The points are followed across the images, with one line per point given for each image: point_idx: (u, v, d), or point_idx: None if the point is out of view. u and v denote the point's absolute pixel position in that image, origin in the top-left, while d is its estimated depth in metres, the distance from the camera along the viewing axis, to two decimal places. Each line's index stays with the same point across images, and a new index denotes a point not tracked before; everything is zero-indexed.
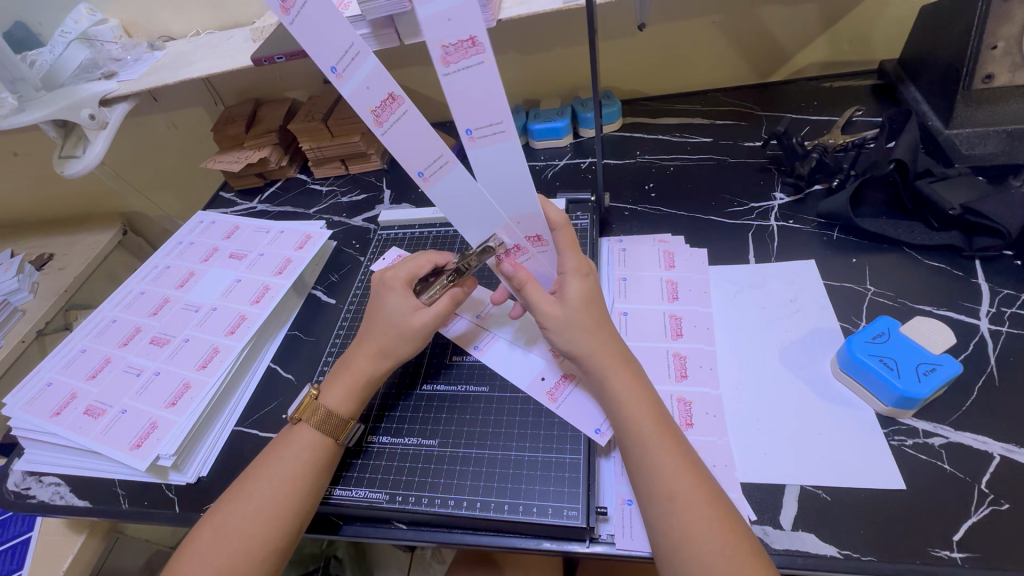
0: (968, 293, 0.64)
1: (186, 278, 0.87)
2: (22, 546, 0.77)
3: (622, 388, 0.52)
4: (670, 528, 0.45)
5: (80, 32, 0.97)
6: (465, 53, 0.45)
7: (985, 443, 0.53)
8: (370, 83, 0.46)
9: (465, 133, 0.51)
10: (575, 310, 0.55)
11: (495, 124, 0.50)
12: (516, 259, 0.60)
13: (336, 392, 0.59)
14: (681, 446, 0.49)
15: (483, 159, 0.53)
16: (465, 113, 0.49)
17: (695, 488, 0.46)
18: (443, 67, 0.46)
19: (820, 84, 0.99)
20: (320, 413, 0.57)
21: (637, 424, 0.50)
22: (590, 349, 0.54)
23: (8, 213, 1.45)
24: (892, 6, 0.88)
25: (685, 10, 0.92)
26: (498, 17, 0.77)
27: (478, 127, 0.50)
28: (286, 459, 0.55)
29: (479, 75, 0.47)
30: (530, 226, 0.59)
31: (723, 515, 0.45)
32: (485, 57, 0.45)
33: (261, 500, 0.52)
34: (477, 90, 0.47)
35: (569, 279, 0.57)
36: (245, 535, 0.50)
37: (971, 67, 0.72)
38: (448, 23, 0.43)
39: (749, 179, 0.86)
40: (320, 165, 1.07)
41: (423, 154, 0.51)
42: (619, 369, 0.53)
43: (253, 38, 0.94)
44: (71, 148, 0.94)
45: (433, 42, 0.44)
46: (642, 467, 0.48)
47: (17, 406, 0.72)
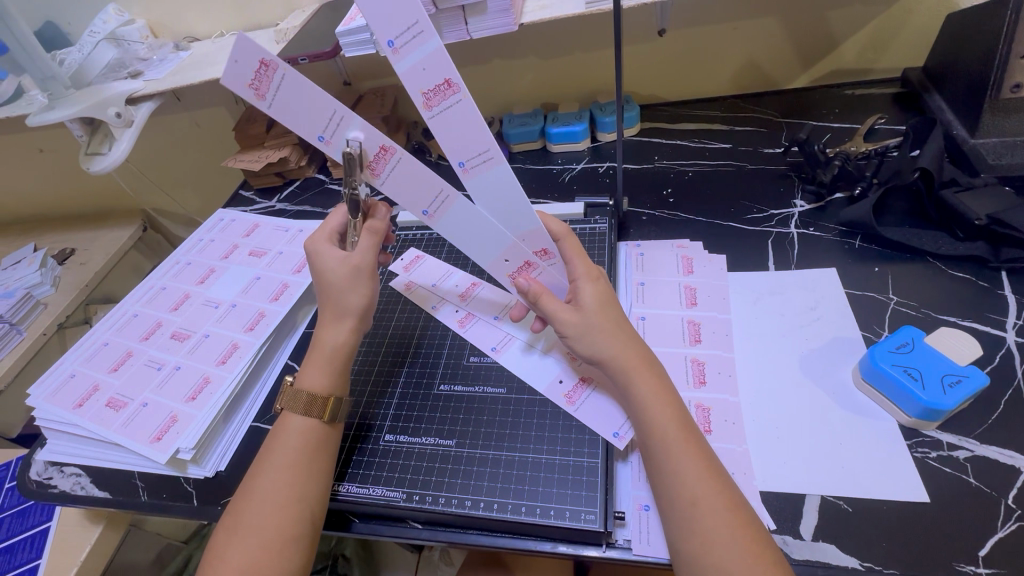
0: (994, 304, 0.64)
1: (207, 275, 0.88)
2: (41, 536, 0.78)
3: (647, 389, 0.52)
4: (691, 533, 0.45)
5: (108, 33, 1.00)
6: (444, 94, 0.51)
7: (1012, 457, 0.52)
8: (360, 143, 0.55)
9: (459, 166, 0.56)
10: (592, 313, 0.55)
11: (481, 153, 0.55)
12: (529, 275, 0.62)
13: (311, 374, 0.59)
14: (702, 450, 0.49)
15: (484, 184, 0.57)
16: (453, 148, 0.54)
17: (716, 493, 0.46)
18: (428, 111, 0.52)
19: (842, 91, 0.98)
20: (301, 397, 0.58)
21: (660, 428, 0.50)
22: (613, 351, 0.53)
23: (33, 208, 1.48)
24: (916, 13, 0.88)
25: (707, 15, 0.92)
26: (520, 20, 0.77)
27: (468, 159, 0.55)
28: (300, 449, 0.56)
29: (460, 113, 0.52)
30: (536, 240, 0.61)
31: (745, 522, 0.45)
32: (461, 93, 0.50)
33: (281, 492, 0.52)
34: (460, 127, 0.53)
35: (581, 284, 0.58)
36: (271, 526, 0.51)
37: (999, 76, 0.71)
38: (423, 73, 0.49)
39: (769, 185, 0.85)
40: (338, 165, 1.08)
41: (425, 195, 0.58)
42: (644, 371, 0.53)
43: (277, 40, 0.96)
44: (98, 146, 0.95)
45: (414, 91, 0.50)
46: (664, 471, 0.48)
47: (40, 397, 0.73)
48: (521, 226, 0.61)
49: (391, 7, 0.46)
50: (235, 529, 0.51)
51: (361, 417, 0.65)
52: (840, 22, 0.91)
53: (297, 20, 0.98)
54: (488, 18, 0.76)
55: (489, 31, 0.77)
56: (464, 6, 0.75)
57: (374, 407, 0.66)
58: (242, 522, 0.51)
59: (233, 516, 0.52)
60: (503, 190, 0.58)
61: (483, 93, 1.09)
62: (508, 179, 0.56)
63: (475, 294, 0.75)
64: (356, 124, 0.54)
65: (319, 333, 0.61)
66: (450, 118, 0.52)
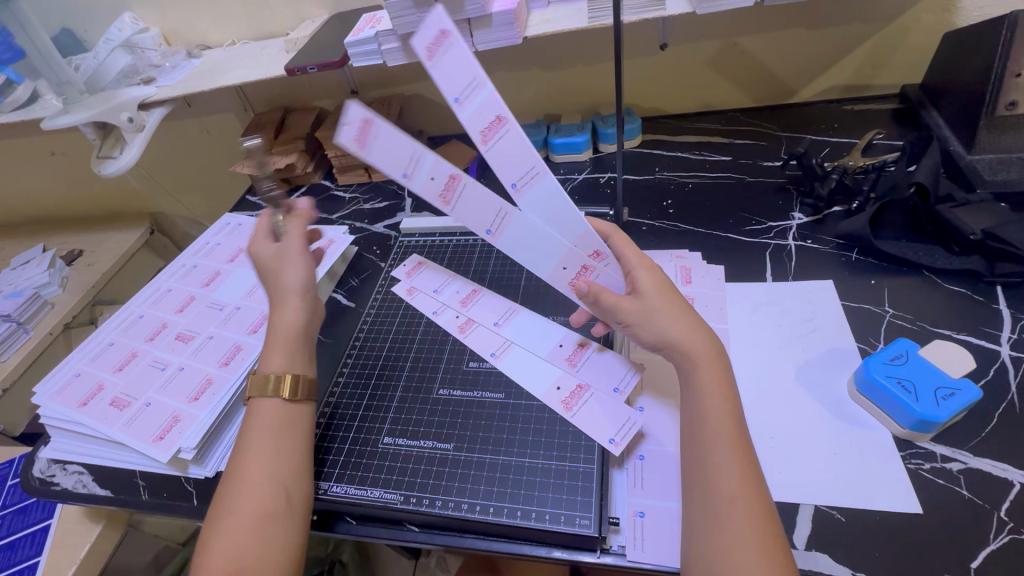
0: (989, 319, 0.64)
1: (212, 278, 0.89)
2: (41, 533, 0.79)
3: (712, 379, 0.52)
4: (717, 530, 0.45)
5: (123, 40, 1.02)
6: (496, 129, 0.54)
7: (1004, 470, 0.52)
8: (435, 176, 0.58)
9: (511, 187, 0.59)
10: (652, 298, 0.57)
11: (529, 170, 0.57)
12: (588, 278, 0.63)
13: (276, 358, 0.61)
14: (745, 449, 0.49)
15: (538, 201, 0.60)
16: (505, 172, 0.57)
17: (752, 495, 0.46)
18: (484, 146, 0.55)
19: (841, 106, 0.99)
20: (270, 385, 0.59)
21: (714, 421, 0.50)
22: (681, 333, 0.54)
23: (42, 209, 1.51)
24: (914, 31, 0.90)
25: (707, 31, 0.94)
26: (524, 34, 0.79)
27: (520, 178, 0.58)
28: (273, 435, 0.56)
29: (513, 143, 0.55)
30: (589, 243, 0.62)
31: (768, 527, 0.45)
32: (510, 125, 0.53)
33: (258, 479, 0.53)
34: (509, 154, 0.56)
35: (638, 273, 0.59)
36: (251, 513, 0.51)
37: (994, 93, 0.73)
38: (480, 116, 0.52)
39: (768, 198, 0.87)
40: (343, 172, 1.09)
41: (487, 214, 0.61)
42: (713, 363, 0.53)
43: (287, 49, 0.98)
44: (109, 149, 0.98)
45: (473, 134, 0.53)
46: (706, 463, 0.49)
47: (46, 394, 0.74)
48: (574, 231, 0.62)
49: (453, 69, 0.49)
50: (217, 519, 0.52)
51: (359, 419, 0.66)
52: (839, 39, 0.93)
53: (307, 30, 1.00)
54: (493, 30, 0.78)
55: (494, 43, 0.79)
56: (469, 20, 0.77)
57: (373, 410, 0.66)
58: (228, 511, 0.51)
59: (220, 505, 0.52)
60: (552, 201, 0.60)
61: None
62: (556, 190, 0.59)
63: (476, 298, 0.76)
64: (432, 160, 0.56)
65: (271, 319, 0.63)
66: (504, 149, 0.55)
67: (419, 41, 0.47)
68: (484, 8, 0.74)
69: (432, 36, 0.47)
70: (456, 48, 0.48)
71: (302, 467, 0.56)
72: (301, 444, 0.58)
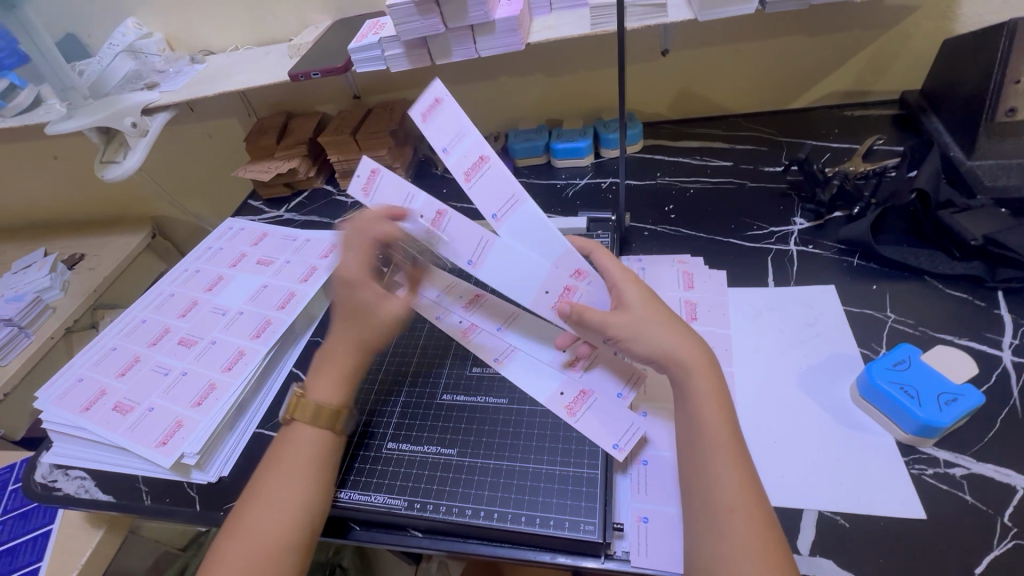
0: (991, 324, 0.64)
1: (215, 282, 0.89)
2: (43, 538, 0.79)
3: (707, 388, 0.53)
4: (719, 537, 0.45)
5: (127, 46, 1.03)
6: (479, 168, 0.57)
7: (1007, 476, 0.52)
8: (423, 212, 0.61)
9: (491, 218, 0.59)
10: (638, 310, 0.57)
11: (509, 198, 0.58)
12: (571, 299, 0.60)
13: (322, 387, 0.61)
14: (743, 459, 0.49)
15: (518, 229, 0.59)
16: (484, 202, 0.58)
17: (752, 503, 0.46)
18: (466, 183, 0.57)
19: (841, 112, 1.00)
20: (310, 410, 0.59)
21: (713, 429, 0.51)
22: (674, 344, 0.55)
23: (44, 213, 1.51)
24: (914, 38, 0.91)
25: (708, 37, 0.95)
26: (527, 40, 0.80)
27: (499, 208, 0.58)
28: (304, 462, 0.56)
29: (495, 178, 0.57)
30: (569, 263, 0.60)
31: (769, 533, 0.45)
32: (492, 163, 0.56)
33: (281, 504, 0.53)
34: (490, 188, 0.57)
35: (622, 287, 0.59)
36: (270, 538, 0.51)
37: (994, 100, 0.73)
38: (464, 155, 0.56)
39: (770, 203, 0.87)
40: (345, 177, 1.10)
41: (469, 244, 0.60)
42: (707, 371, 0.54)
43: (290, 54, 0.98)
44: (112, 154, 0.98)
45: (456, 173, 0.57)
46: (706, 472, 0.49)
47: (49, 400, 0.74)
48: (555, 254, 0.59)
49: (443, 123, 0.56)
50: (232, 529, 0.53)
51: (363, 424, 0.66)
52: (840, 45, 0.93)
53: (310, 36, 1.01)
54: (496, 37, 0.78)
55: (497, 50, 0.80)
56: (473, 26, 0.77)
57: (377, 414, 0.66)
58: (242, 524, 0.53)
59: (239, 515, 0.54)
60: (533, 228, 0.59)
61: (490, 109, 1.11)
62: (535, 215, 0.59)
63: (481, 302, 0.72)
64: (421, 196, 0.61)
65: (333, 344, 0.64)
66: (486, 186, 0.57)
67: (417, 109, 0.56)
68: (487, 15, 0.75)
69: (427, 103, 0.56)
70: (446, 109, 0.56)
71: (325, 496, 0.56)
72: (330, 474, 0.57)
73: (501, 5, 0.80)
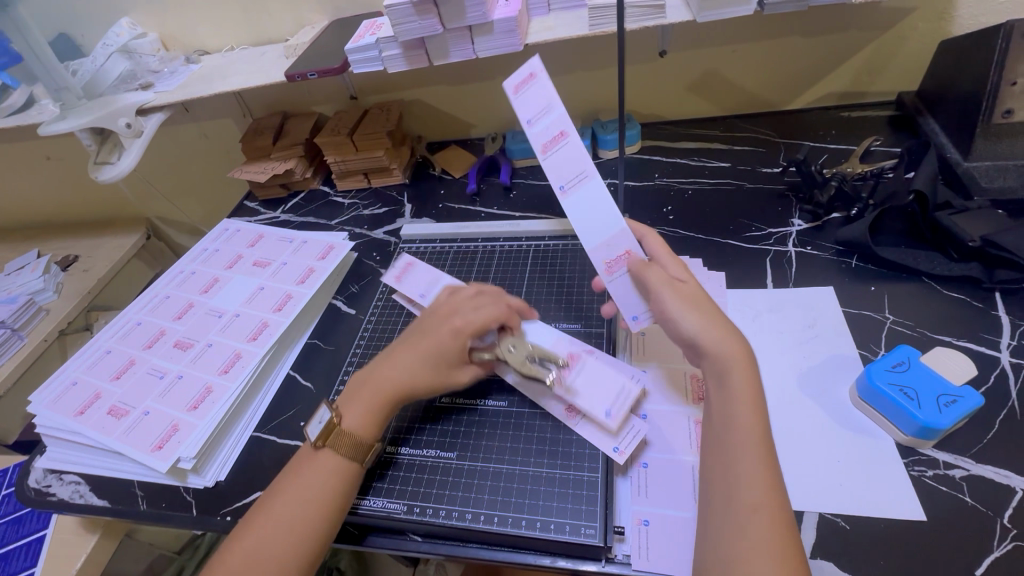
0: (988, 325, 0.64)
1: (210, 284, 0.89)
2: (36, 544, 0.78)
3: (743, 383, 0.52)
4: (740, 536, 0.45)
5: (121, 45, 1.02)
6: (559, 142, 0.59)
7: (1007, 477, 0.52)
8: (549, 126, 0.59)
9: (559, 188, 0.61)
10: (685, 290, 0.58)
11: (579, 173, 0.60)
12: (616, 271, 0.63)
13: (354, 413, 0.59)
14: (769, 459, 0.49)
15: (584, 201, 0.61)
16: (557, 172, 0.61)
17: (774, 503, 0.46)
18: (544, 154, 0.60)
19: (838, 113, 1.00)
20: (345, 439, 0.57)
21: (740, 426, 0.50)
22: (716, 333, 0.54)
23: (36, 214, 1.49)
24: (910, 39, 0.91)
25: (705, 39, 0.95)
26: (525, 41, 0.80)
27: (568, 182, 0.61)
28: (319, 486, 0.55)
29: (571, 152, 0.59)
30: (620, 242, 0.62)
31: (789, 534, 0.45)
32: (573, 140, 0.59)
33: (290, 526, 0.52)
34: (564, 164, 0.60)
35: (670, 266, 0.60)
36: (273, 558, 0.51)
37: (990, 102, 0.74)
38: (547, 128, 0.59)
39: (768, 204, 0.87)
40: (342, 178, 1.09)
41: (567, 172, 0.60)
42: (745, 367, 0.52)
43: (286, 55, 0.98)
44: (107, 155, 0.97)
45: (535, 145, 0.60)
46: (732, 470, 0.48)
47: (42, 403, 0.73)
48: (609, 230, 0.62)
49: (529, 98, 0.59)
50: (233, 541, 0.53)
51: None
52: (836, 47, 0.93)
53: (307, 36, 1.00)
54: (494, 38, 0.78)
55: (494, 51, 0.80)
56: (471, 27, 0.77)
57: None
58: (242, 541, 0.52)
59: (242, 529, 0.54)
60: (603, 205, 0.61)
61: (487, 110, 1.11)
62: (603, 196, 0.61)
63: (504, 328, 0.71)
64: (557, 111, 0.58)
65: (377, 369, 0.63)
66: (562, 160, 0.60)
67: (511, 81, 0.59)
68: (485, 15, 0.75)
69: (522, 77, 0.58)
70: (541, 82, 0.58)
71: (337, 521, 0.54)
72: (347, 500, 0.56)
73: (499, 6, 0.80)
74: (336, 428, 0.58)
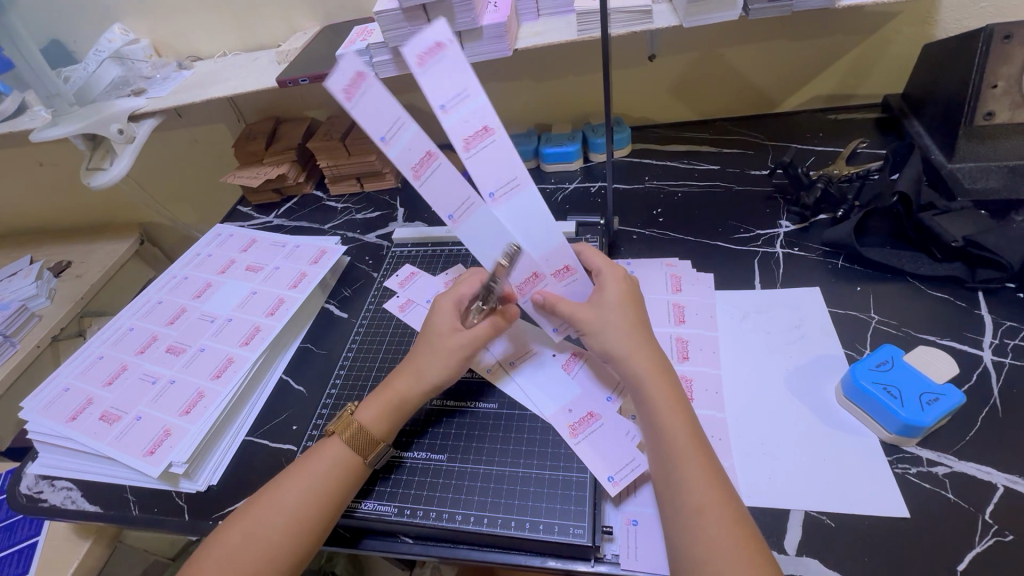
0: (971, 324, 0.65)
1: (203, 289, 0.89)
2: (28, 550, 0.78)
3: (661, 396, 0.54)
4: (693, 540, 0.46)
5: (113, 51, 1.02)
6: (481, 139, 0.53)
7: (989, 474, 0.53)
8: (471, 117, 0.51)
9: (487, 196, 0.56)
10: (608, 310, 0.59)
11: (509, 181, 0.56)
12: (538, 287, 0.62)
13: (370, 410, 0.60)
14: (709, 461, 0.50)
15: (475, 233, 0.58)
16: (480, 183, 0.55)
17: (721, 504, 0.47)
18: (465, 153, 0.53)
19: (825, 115, 1.01)
20: (352, 429, 0.58)
21: (669, 433, 0.52)
22: (627, 350, 0.56)
23: (29, 220, 1.49)
24: (895, 43, 0.92)
25: (694, 43, 0.96)
26: (514, 46, 0.80)
27: (499, 189, 0.56)
28: (324, 478, 0.55)
29: (494, 156, 0.54)
30: (523, 268, 0.61)
31: (742, 532, 0.45)
32: (497, 136, 0.53)
33: (291, 516, 0.53)
34: (450, 183, 0.55)
35: (605, 286, 0.61)
36: (267, 548, 0.51)
37: (972, 104, 0.75)
38: (466, 123, 0.51)
39: (756, 206, 0.88)
40: (335, 182, 1.09)
41: (457, 198, 0.56)
42: (657, 376, 0.55)
43: (278, 60, 0.98)
44: (99, 161, 0.97)
45: (403, 168, 0.54)
46: (672, 477, 0.49)
47: (34, 410, 0.73)
48: (543, 249, 0.60)
49: (376, 112, 0.51)
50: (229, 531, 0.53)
51: None
52: (823, 50, 0.95)
53: (299, 42, 1.01)
54: (483, 43, 0.79)
55: (484, 56, 0.80)
56: (460, 32, 0.78)
57: None
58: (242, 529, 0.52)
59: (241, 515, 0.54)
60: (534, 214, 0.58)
61: None
62: (534, 206, 0.57)
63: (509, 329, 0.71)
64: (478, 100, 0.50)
65: None
66: (482, 161, 0.54)
67: (337, 84, 0.49)
68: (474, 21, 0.75)
69: (426, 47, 0.47)
70: (450, 61, 0.48)
71: (333, 518, 0.54)
72: (347, 497, 0.56)
73: (488, 11, 0.80)
74: (350, 420, 0.59)
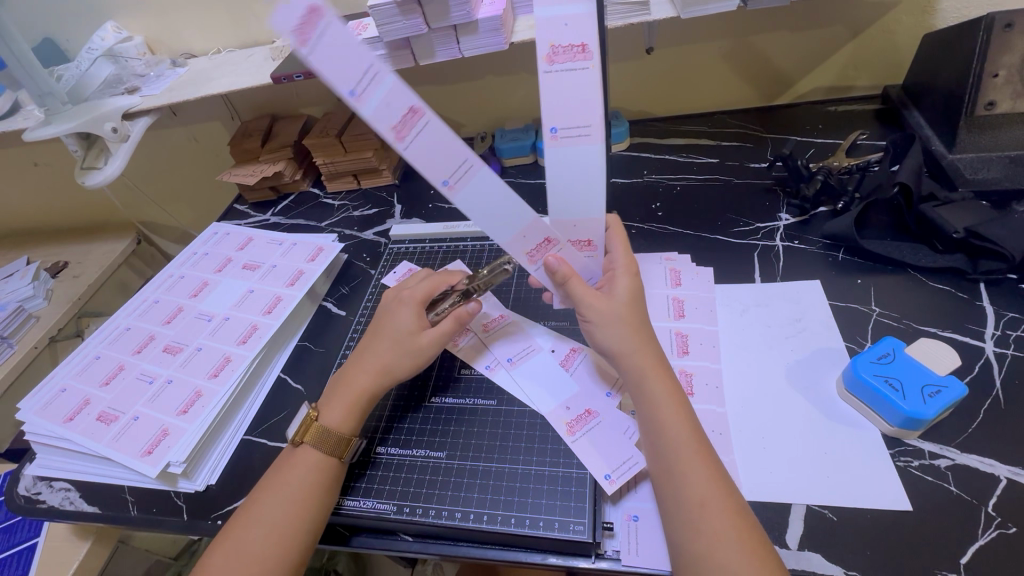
0: (973, 316, 0.65)
1: (200, 288, 0.88)
2: (28, 551, 0.77)
3: (660, 391, 0.53)
4: (695, 534, 0.45)
5: (105, 49, 1.01)
6: (572, 56, 0.50)
7: (992, 466, 0.53)
8: (391, 102, 0.46)
9: (549, 132, 0.53)
10: (619, 304, 0.58)
11: (580, 126, 0.53)
12: (550, 252, 0.61)
13: (335, 412, 0.59)
14: (707, 456, 0.50)
15: (474, 195, 0.55)
16: (554, 110, 0.52)
17: (720, 497, 0.47)
18: (547, 64, 0.50)
19: (826, 107, 1.00)
20: (321, 434, 0.58)
21: (668, 428, 0.51)
22: (632, 345, 0.56)
23: (25, 220, 1.48)
24: (894, 34, 0.92)
25: (693, 35, 0.95)
26: (510, 40, 0.80)
27: (564, 128, 0.53)
28: (306, 483, 0.55)
29: (578, 81, 0.51)
30: (536, 234, 0.59)
31: (742, 524, 0.45)
32: (589, 60, 0.50)
33: (279, 524, 0.52)
34: (436, 146, 0.50)
35: (618, 278, 0.60)
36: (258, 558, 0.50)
37: (973, 94, 0.74)
38: (566, 27, 0.48)
39: (755, 199, 0.87)
40: (332, 180, 1.09)
41: (447, 163, 0.52)
42: (658, 373, 0.55)
43: (272, 57, 0.98)
44: (94, 160, 0.96)
45: (384, 130, 0.47)
46: (672, 473, 0.49)
47: (30, 411, 0.73)
48: (575, 214, 0.59)
49: (338, 59, 0.43)
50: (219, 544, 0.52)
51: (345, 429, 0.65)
52: (822, 41, 0.94)
53: None
54: (479, 37, 0.78)
55: (480, 49, 0.80)
56: (456, 26, 0.77)
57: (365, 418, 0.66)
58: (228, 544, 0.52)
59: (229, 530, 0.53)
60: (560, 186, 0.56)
61: (476, 109, 1.11)
62: (594, 160, 0.55)
63: (504, 328, 0.71)
64: (581, 7, 0.48)
65: (357, 369, 0.63)
66: (563, 81, 0.51)
67: (285, 26, 0.40)
68: (470, 15, 0.74)
69: (299, 13, 0.40)
70: (332, 27, 0.42)
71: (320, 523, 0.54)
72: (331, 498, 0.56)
73: (484, 4, 0.80)
74: (315, 424, 0.58)
